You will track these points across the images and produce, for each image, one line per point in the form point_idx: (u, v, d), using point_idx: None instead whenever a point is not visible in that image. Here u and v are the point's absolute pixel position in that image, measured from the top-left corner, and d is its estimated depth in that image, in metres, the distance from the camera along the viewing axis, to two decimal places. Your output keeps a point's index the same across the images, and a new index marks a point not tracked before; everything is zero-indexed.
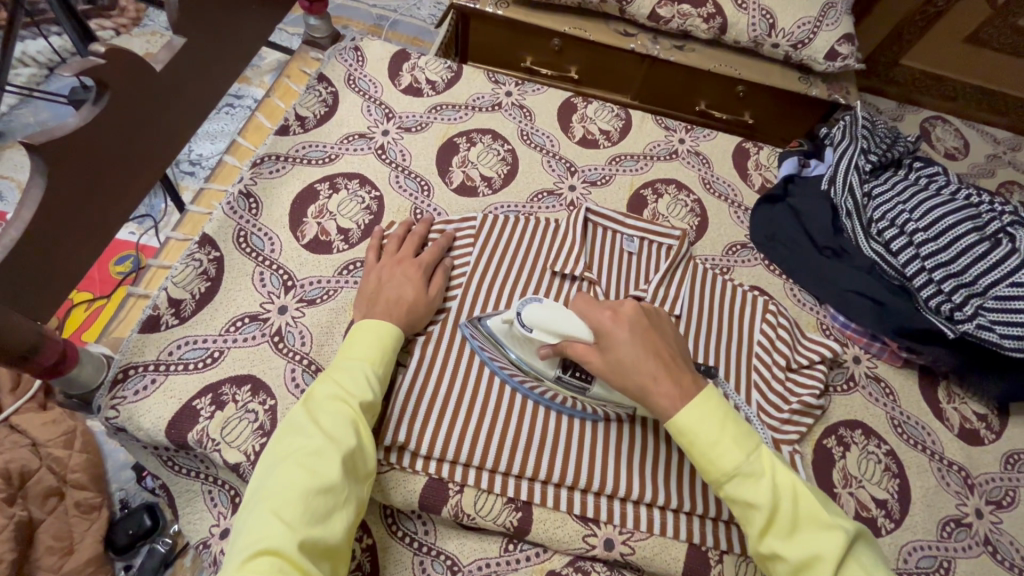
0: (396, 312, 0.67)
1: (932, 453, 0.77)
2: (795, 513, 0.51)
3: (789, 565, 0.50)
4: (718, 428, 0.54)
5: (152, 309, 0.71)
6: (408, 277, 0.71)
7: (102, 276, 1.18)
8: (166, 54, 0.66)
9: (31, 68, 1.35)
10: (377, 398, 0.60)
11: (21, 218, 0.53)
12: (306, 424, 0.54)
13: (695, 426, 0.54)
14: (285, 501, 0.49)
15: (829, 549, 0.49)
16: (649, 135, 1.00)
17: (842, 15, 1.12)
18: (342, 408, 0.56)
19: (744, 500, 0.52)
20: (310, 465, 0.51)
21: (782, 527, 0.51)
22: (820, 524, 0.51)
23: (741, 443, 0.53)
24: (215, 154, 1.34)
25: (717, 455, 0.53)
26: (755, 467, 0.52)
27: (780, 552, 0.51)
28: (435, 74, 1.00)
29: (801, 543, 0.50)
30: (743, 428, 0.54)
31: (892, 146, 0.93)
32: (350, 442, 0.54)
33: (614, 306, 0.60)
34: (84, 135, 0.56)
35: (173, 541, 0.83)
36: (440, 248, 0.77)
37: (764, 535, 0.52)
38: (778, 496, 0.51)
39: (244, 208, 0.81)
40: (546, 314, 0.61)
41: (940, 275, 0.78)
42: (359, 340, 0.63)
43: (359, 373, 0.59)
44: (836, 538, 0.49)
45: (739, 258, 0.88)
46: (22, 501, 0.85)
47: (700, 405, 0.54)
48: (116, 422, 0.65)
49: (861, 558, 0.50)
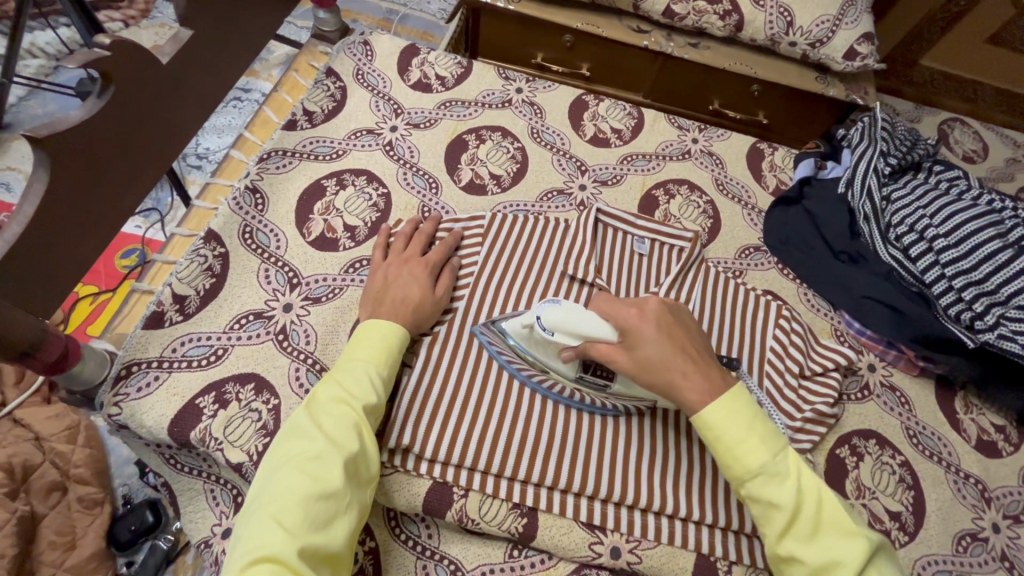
0: (401, 312, 0.66)
1: (948, 465, 0.75)
2: (817, 516, 0.51)
3: (808, 568, 0.49)
4: (746, 426, 0.53)
5: (156, 305, 0.70)
6: (415, 277, 0.70)
7: (107, 270, 1.18)
8: (172, 47, 0.64)
9: (39, 59, 1.35)
10: (381, 401, 0.59)
11: (23, 212, 0.52)
12: (308, 427, 0.53)
13: (724, 424, 0.53)
14: (285, 507, 0.48)
15: (852, 558, 0.48)
16: (662, 135, 0.98)
17: (863, 13, 1.10)
18: (345, 412, 0.55)
19: (767, 499, 0.51)
20: (311, 469, 0.50)
21: (803, 529, 0.50)
22: (843, 530, 0.49)
23: (768, 444, 0.53)
24: (221, 148, 1.33)
25: (743, 453, 0.52)
26: (780, 468, 0.52)
27: (799, 555, 0.50)
28: (446, 69, 0.98)
29: (822, 548, 0.49)
30: (772, 430, 0.54)
31: (911, 148, 0.91)
32: (352, 446, 0.53)
33: (639, 304, 0.58)
34: (89, 128, 0.55)
35: (175, 539, 0.82)
36: (448, 248, 0.76)
37: (784, 537, 0.51)
38: (801, 499, 0.51)
39: (251, 203, 0.80)
40: (571, 318, 0.58)
41: (961, 283, 0.76)
42: (366, 341, 0.61)
43: (363, 376, 0.58)
44: (858, 545, 0.48)
45: (752, 262, 0.87)
46: (24, 496, 0.85)
47: (730, 403, 0.54)
48: (118, 420, 0.64)
49: (881, 567, 0.49)
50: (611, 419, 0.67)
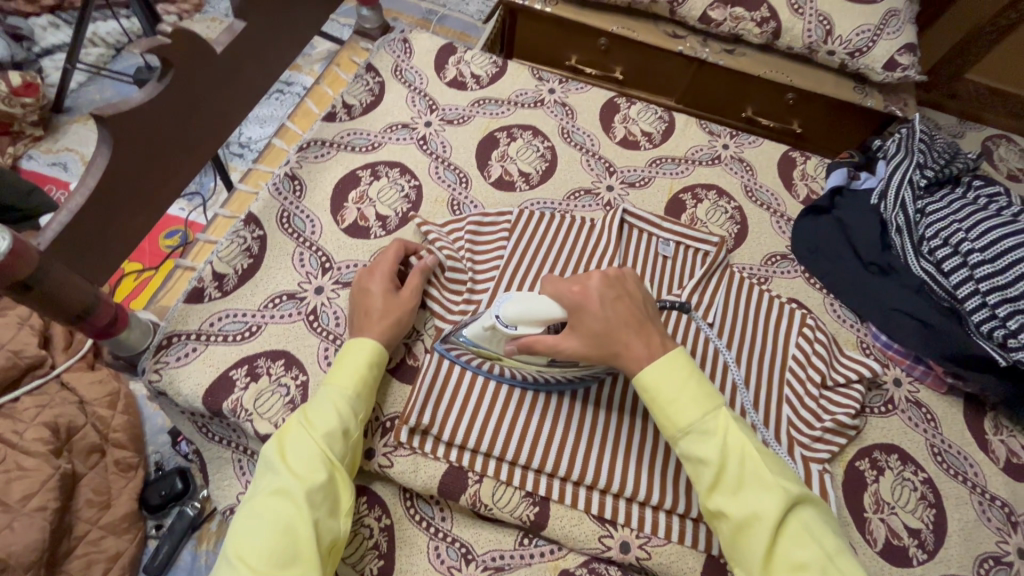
0: (375, 325, 0.67)
1: (973, 485, 0.73)
2: (741, 471, 0.52)
3: (732, 522, 0.52)
4: (681, 386, 0.55)
5: (197, 281, 0.74)
6: (383, 292, 0.69)
7: (152, 249, 1.24)
8: (227, 37, 0.68)
9: (100, 48, 1.44)
10: (351, 428, 0.60)
11: (86, 184, 0.56)
12: (274, 463, 0.56)
13: (659, 384, 0.56)
14: (248, 545, 0.51)
15: (768, 509, 0.50)
16: (692, 139, 0.98)
17: (905, 24, 1.08)
18: (308, 444, 0.57)
19: (697, 455, 0.54)
20: (276, 506, 0.53)
21: (729, 484, 0.52)
22: (765, 485, 0.51)
23: (700, 402, 0.55)
24: (263, 138, 1.39)
25: (675, 411, 0.55)
26: (710, 425, 0.54)
27: (725, 509, 0.52)
28: (480, 68, 1.00)
29: (745, 500, 0.51)
30: (708, 390, 0.56)
31: (951, 161, 0.89)
32: (316, 479, 0.55)
33: (582, 281, 0.59)
34: (148, 109, 0.59)
35: (201, 507, 0.88)
36: (400, 251, 0.74)
37: (712, 492, 0.53)
38: (727, 456, 0.53)
39: (289, 189, 0.83)
40: (523, 307, 0.59)
41: (995, 299, 0.74)
42: (341, 365, 0.63)
43: (329, 405, 0.60)
44: (777, 499, 0.50)
45: (778, 270, 0.86)
46: (67, 454, 0.89)
47: (665, 364, 0.56)
48: (158, 386, 0.68)
49: (804, 519, 0.51)
50: (628, 419, 0.68)
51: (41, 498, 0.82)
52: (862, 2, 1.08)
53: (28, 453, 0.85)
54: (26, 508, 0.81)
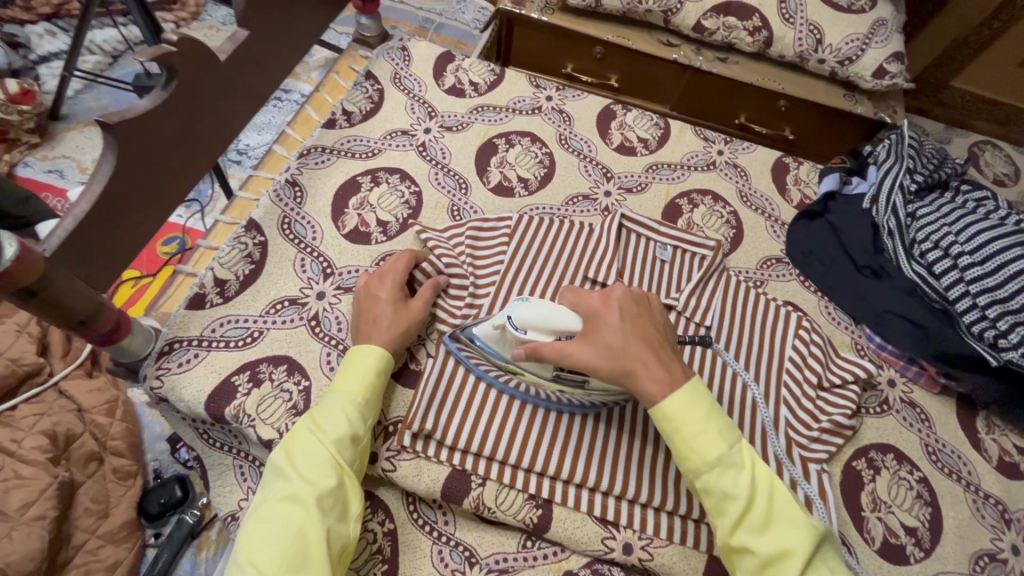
0: (381, 333, 0.67)
1: (967, 484, 0.74)
2: (769, 508, 0.53)
3: (758, 558, 0.51)
4: (705, 420, 0.55)
5: (198, 287, 0.74)
6: (390, 301, 0.69)
7: (150, 255, 1.24)
8: (229, 46, 0.69)
9: (97, 55, 1.44)
10: (360, 434, 0.60)
11: (92, 191, 0.56)
12: (283, 469, 0.56)
13: (684, 415, 0.55)
14: (259, 551, 0.51)
15: (798, 547, 0.51)
16: (687, 145, 1.00)
17: (892, 33, 1.11)
18: (318, 450, 0.57)
19: (723, 490, 0.53)
20: (287, 510, 0.53)
21: (756, 521, 0.52)
22: (791, 523, 0.52)
23: (724, 435, 0.55)
24: (261, 145, 1.39)
25: (701, 444, 0.54)
26: (736, 460, 0.54)
27: (750, 546, 0.52)
28: (479, 75, 1.02)
29: (772, 538, 0.52)
30: (727, 423, 0.56)
31: (938, 167, 0.92)
32: (327, 485, 0.55)
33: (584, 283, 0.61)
34: (153, 117, 0.59)
35: (201, 514, 0.88)
36: (411, 260, 0.74)
37: (736, 529, 0.53)
38: (754, 491, 0.53)
39: (290, 196, 0.84)
40: (537, 313, 0.61)
41: (985, 301, 0.76)
42: (350, 371, 0.64)
43: (338, 410, 0.60)
44: (804, 537, 0.51)
45: (773, 273, 0.88)
46: (65, 463, 0.89)
47: (690, 397, 0.56)
48: (159, 392, 0.68)
49: (827, 559, 0.52)
50: (628, 422, 0.69)
51: (39, 507, 0.82)
52: (851, 12, 1.10)
53: (26, 462, 0.85)
54: (24, 517, 0.80)
